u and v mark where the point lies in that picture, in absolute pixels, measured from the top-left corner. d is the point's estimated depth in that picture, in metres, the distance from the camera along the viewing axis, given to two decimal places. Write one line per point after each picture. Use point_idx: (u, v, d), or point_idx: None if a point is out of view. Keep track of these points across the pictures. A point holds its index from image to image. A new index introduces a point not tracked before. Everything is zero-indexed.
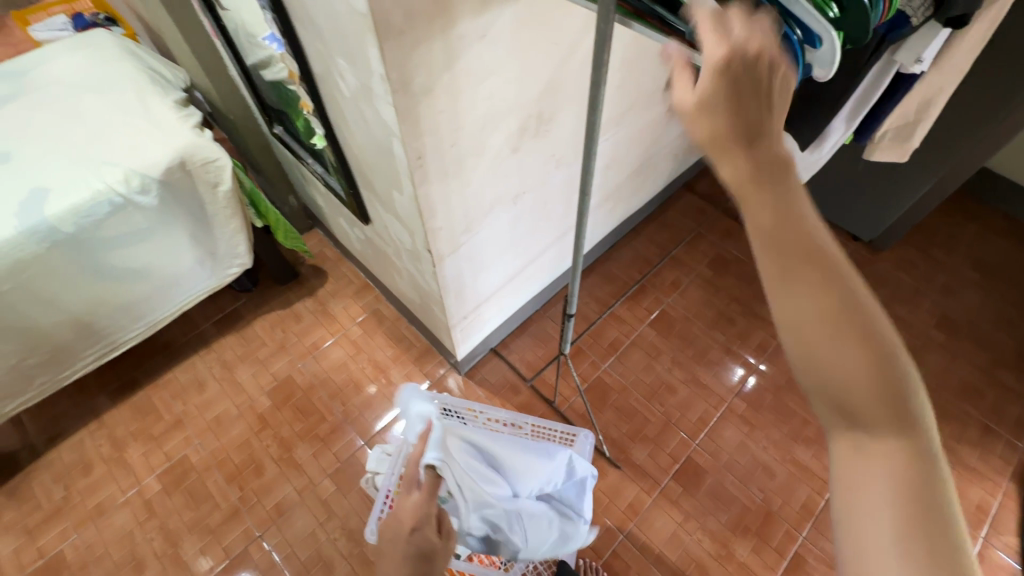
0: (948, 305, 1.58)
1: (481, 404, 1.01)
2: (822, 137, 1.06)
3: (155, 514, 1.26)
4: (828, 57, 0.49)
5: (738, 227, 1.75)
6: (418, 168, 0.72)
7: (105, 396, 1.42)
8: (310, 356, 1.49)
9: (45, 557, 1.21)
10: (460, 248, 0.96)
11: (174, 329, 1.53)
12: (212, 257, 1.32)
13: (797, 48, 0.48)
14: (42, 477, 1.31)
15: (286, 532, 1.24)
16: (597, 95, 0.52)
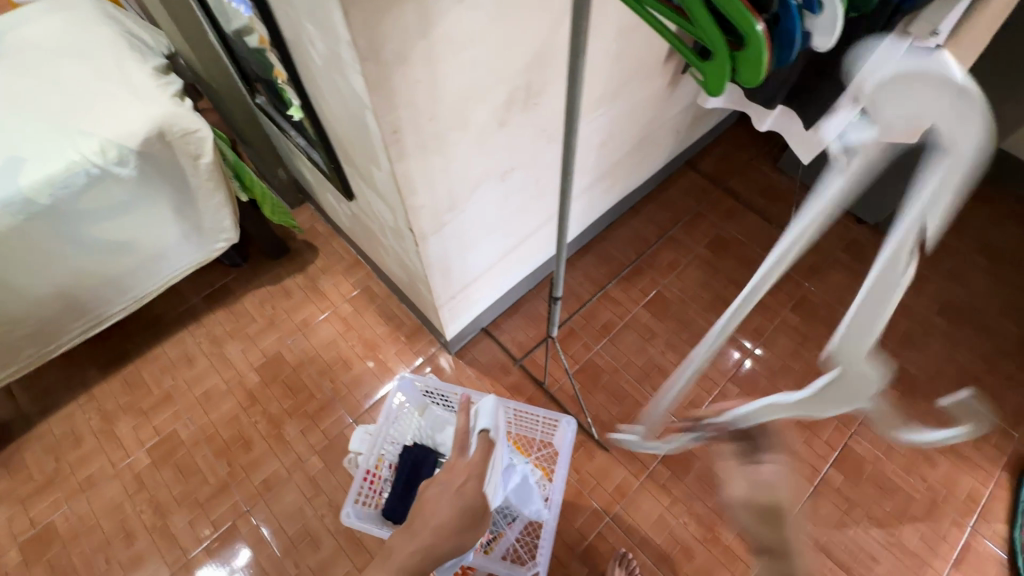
0: (952, 291, 1.54)
1: (464, 388, 0.98)
2: (829, 115, 1.00)
3: (144, 487, 1.27)
4: (829, 24, 0.48)
5: (740, 207, 1.70)
6: (394, 144, 0.68)
7: (95, 369, 1.41)
8: (299, 332, 1.48)
9: (37, 526, 1.23)
10: (445, 226, 0.93)
11: (163, 303, 1.51)
12: (198, 231, 1.29)
13: (799, 17, 0.46)
14: (33, 448, 1.32)
15: (273, 507, 1.25)
16: (575, 68, 0.48)
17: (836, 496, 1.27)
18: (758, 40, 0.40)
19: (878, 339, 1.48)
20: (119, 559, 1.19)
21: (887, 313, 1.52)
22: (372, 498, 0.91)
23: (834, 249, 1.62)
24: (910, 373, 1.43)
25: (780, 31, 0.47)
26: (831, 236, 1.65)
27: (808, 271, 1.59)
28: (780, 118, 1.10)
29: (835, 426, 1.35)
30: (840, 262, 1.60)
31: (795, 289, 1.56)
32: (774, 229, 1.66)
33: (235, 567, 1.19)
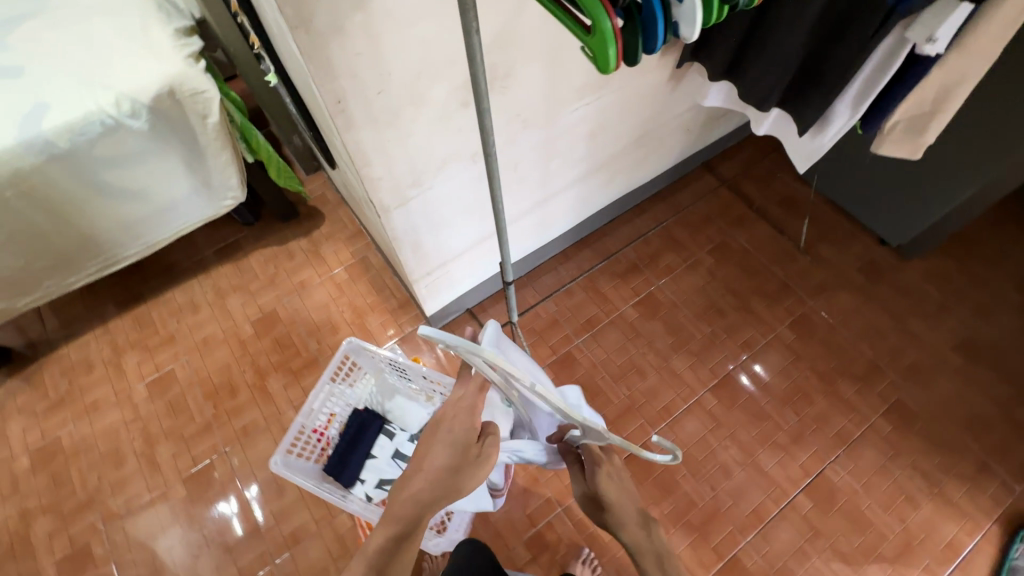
0: (973, 327, 1.43)
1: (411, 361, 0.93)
2: (826, 120, 0.95)
3: (139, 417, 1.38)
4: (692, 15, 0.51)
5: (753, 215, 1.63)
6: (340, 114, 0.71)
7: (112, 305, 1.54)
8: (296, 293, 1.55)
9: (46, 438, 1.37)
10: (411, 201, 0.95)
11: (179, 252, 1.62)
12: (207, 187, 1.36)
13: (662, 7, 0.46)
14: (52, 370, 1.46)
15: (248, 452, 1.33)
16: (470, 47, 0.48)
17: (801, 523, 1.22)
18: (606, 31, 0.41)
19: (879, 368, 1.39)
20: (110, 478, 1.31)
21: (894, 342, 1.42)
22: (316, 452, 0.97)
23: (847, 269, 1.53)
24: (908, 408, 1.34)
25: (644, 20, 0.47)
26: (847, 255, 1.55)
27: (815, 288, 1.51)
28: (778, 123, 1.05)
29: (813, 452, 1.29)
30: (852, 283, 1.51)
31: (796, 306, 1.49)
32: (784, 241, 1.58)
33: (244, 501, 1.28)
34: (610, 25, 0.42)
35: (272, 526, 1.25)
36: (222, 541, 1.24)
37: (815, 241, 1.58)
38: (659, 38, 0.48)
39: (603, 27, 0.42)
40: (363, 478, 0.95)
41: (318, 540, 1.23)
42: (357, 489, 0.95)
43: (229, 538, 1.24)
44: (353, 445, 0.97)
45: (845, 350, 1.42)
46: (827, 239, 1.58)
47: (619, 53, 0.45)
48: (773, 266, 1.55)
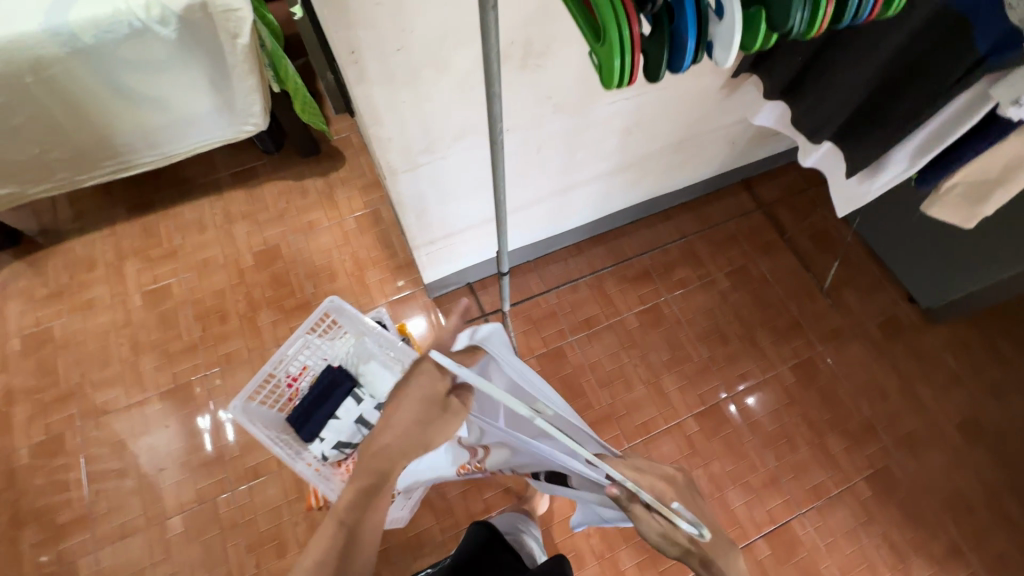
0: (984, 408, 1.35)
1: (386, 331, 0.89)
2: (879, 167, 0.85)
3: (130, 324, 1.40)
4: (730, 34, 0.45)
5: (782, 245, 1.54)
6: (352, 65, 0.66)
7: (123, 209, 1.55)
8: (302, 233, 1.53)
9: (39, 326, 1.40)
10: (419, 168, 0.90)
11: (196, 168, 1.61)
12: (229, 108, 1.32)
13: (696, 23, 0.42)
14: (56, 261, 1.48)
15: (226, 379, 1.35)
16: (485, 22, 0.43)
17: (753, 566, 1.20)
18: (615, 44, 0.41)
19: (873, 429, 1.33)
20: (93, 377, 1.35)
21: (896, 406, 1.36)
22: (285, 398, 0.98)
23: (867, 321, 1.45)
24: (893, 476, 1.29)
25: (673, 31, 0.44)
26: (870, 306, 1.47)
27: (827, 334, 1.44)
28: (827, 158, 0.96)
29: (783, 499, 1.26)
30: (867, 337, 1.43)
31: (804, 348, 1.42)
32: (808, 279, 1.50)
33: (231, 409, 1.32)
34: (623, 36, 0.41)
35: (237, 456, 1.27)
36: (186, 460, 1.27)
37: (841, 285, 1.49)
38: (689, 56, 0.44)
39: (614, 38, 0.41)
40: (322, 436, 0.95)
41: (277, 479, 1.25)
42: (314, 445, 0.95)
43: (194, 460, 1.27)
44: (319, 401, 0.96)
45: (843, 404, 1.36)
46: (853, 286, 1.49)
47: (632, 66, 0.43)
48: (790, 302, 1.47)
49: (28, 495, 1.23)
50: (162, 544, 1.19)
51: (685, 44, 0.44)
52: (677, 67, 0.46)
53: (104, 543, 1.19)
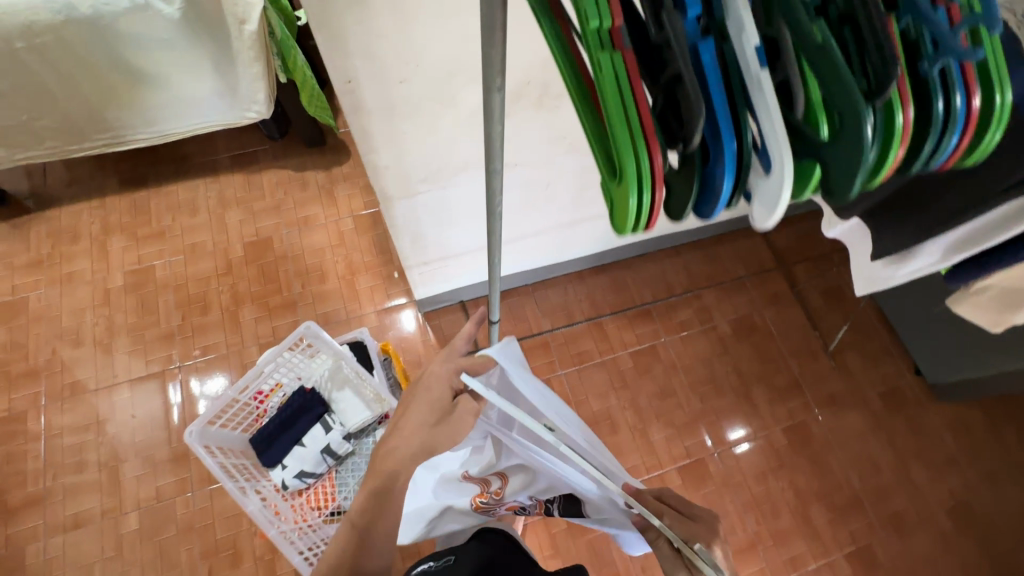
0: (979, 495, 1.30)
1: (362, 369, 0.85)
2: (907, 254, 0.79)
3: (108, 304, 1.36)
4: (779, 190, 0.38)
5: (790, 297, 1.48)
6: (348, 94, 0.60)
7: (114, 181, 1.49)
8: (296, 227, 1.47)
9: (14, 295, 1.35)
10: (418, 195, 0.84)
11: (194, 146, 1.54)
12: (232, 93, 1.26)
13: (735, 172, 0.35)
14: (39, 228, 1.43)
15: (200, 374, 1.30)
16: (489, 103, 0.37)
17: None
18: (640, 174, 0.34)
19: (860, 504, 1.29)
20: (63, 355, 1.30)
21: (887, 482, 1.31)
22: (253, 417, 0.93)
23: (868, 389, 1.40)
24: (874, 555, 1.24)
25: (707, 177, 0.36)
26: (873, 373, 1.42)
27: (826, 398, 1.38)
28: (852, 233, 0.90)
29: (758, 567, 1.22)
30: (867, 405, 1.38)
31: (799, 410, 1.37)
32: (813, 337, 1.44)
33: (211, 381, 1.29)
34: (642, 172, 0.34)
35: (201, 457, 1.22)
36: (150, 454, 1.23)
37: (846, 347, 1.44)
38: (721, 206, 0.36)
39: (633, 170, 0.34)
40: (285, 463, 0.90)
41: None
42: (277, 471, 0.90)
43: (158, 455, 1.22)
44: (286, 424, 0.91)
45: (832, 473, 1.31)
46: (859, 350, 1.44)
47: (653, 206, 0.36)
48: (791, 359, 1.42)
49: None
50: (115, 540, 1.15)
51: (721, 189, 0.36)
52: (706, 214, 0.38)
53: (55, 532, 1.15)
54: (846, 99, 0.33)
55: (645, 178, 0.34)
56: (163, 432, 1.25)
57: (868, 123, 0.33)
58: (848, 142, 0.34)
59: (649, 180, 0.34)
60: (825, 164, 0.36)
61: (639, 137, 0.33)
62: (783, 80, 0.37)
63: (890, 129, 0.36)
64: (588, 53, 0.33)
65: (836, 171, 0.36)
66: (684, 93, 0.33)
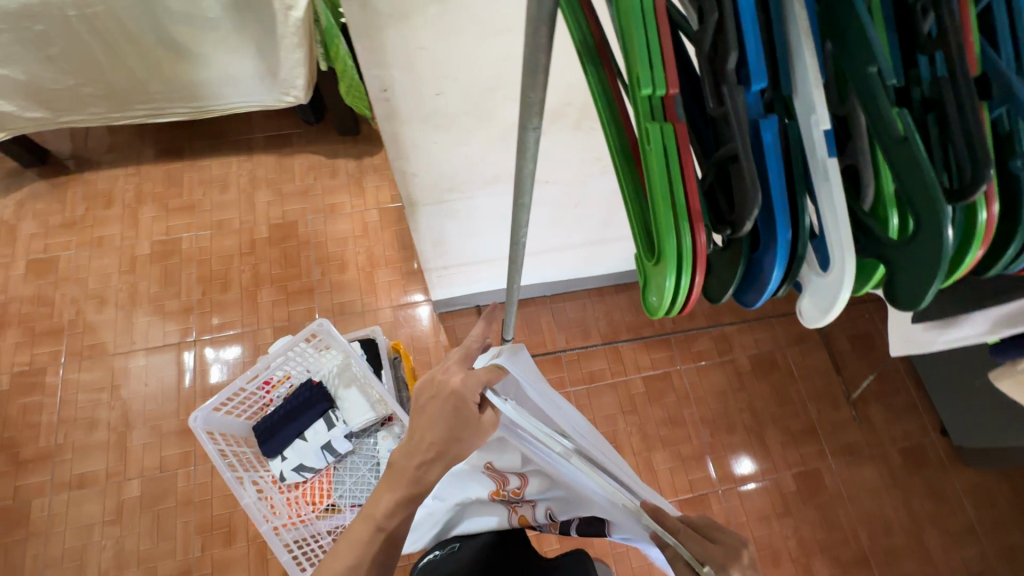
0: (994, 569, 1.24)
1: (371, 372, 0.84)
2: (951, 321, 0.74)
3: (133, 271, 1.38)
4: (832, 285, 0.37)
5: (816, 338, 1.43)
6: (383, 102, 0.59)
7: (152, 150, 1.51)
8: (322, 214, 1.48)
9: (46, 253, 1.39)
10: (443, 203, 0.83)
11: (232, 123, 1.56)
12: (272, 76, 1.26)
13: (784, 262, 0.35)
14: (76, 190, 1.46)
15: (214, 350, 1.31)
16: (523, 141, 0.36)
17: None
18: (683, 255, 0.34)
19: (866, 562, 1.24)
20: (86, 317, 1.33)
21: (897, 543, 1.26)
22: (258, 405, 0.93)
23: (888, 443, 1.34)
24: None
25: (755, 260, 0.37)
26: (895, 427, 1.36)
27: (842, 447, 1.33)
28: None
29: None
30: (885, 460, 1.32)
31: (812, 456, 1.32)
32: (836, 383, 1.39)
33: (222, 357, 1.31)
34: (684, 253, 0.34)
35: None
36: (158, 423, 1.25)
37: (870, 397, 1.38)
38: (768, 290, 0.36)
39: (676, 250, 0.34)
40: (285, 455, 0.90)
41: None
42: (276, 462, 0.90)
43: (164, 425, 1.24)
44: (290, 416, 0.91)
45: (840, 526, 1.26)
46: (882, 402, 1.38)
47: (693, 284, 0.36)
48: (810, 403, 1.37)
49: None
50: (115, 504, 1.18)
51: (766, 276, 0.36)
52: (751, 298, 0.38)
53: (60, 489, 1.18)
54: (924, 198, 0.30)
55: (685, 257, 0.34)
56: (172, 405, 1.26)
57: (949, 227, 0.30)
58: (922, 244, 0.32)
59: (688, 258, 0.34)
60: (889, 263, 0.35)
61: (683, 217, 0.33)
62: (853, 163, 0.36)
63: (967, 224, 0.36)
64: (637, 122, 0.32)
65: (902, 272, 0.34)
66: (739, 173, 0.32)
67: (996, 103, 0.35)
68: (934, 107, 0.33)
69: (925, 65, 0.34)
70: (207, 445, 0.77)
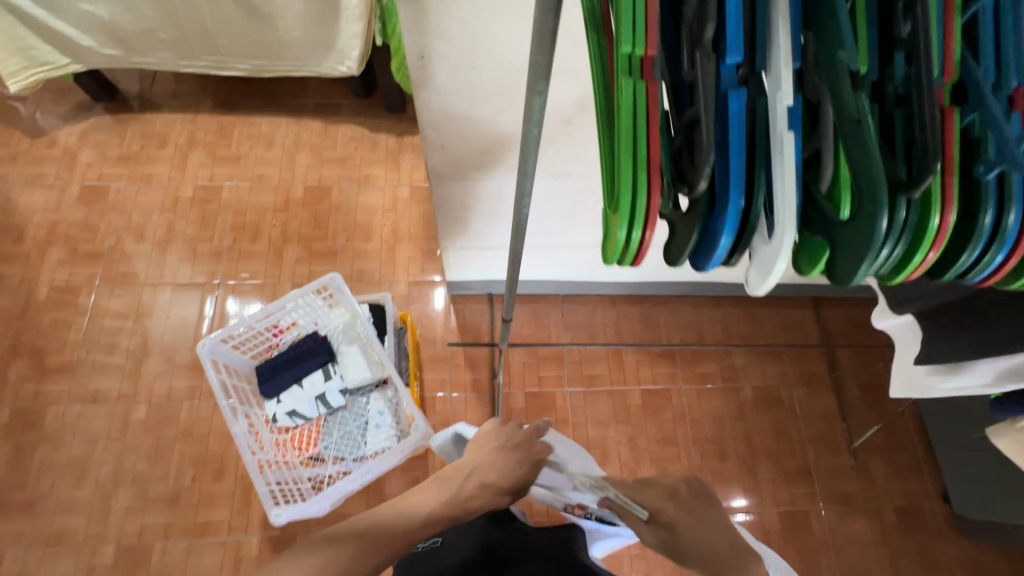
0: None
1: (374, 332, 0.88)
2: (956, 370, 0.74)
3: (174, 211, 1.46)
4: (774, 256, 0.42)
5: (825, 381, 1.40)
6: (420, 70, 0.62)
7: (209, 101, 1.60)
8: (356, 183, 1.53)
9: (99, 182, 1.48)
10: (466, 181, 0.86)
11: (286, 86, 1.63)
12: (330, 45, 1.32)
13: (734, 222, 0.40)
14: (135, 128, 1.55)
15: (234, 296, 1.38)
16: (527, 106, 0.37)
17: None
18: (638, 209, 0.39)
19: None
20: (124, 246, 1.41)
21: None
22: (264, 349, 0.97)
23: (885, 499, 1.30)
24: None
25: (710, 226, 0.42)
26: (895, 484, 1.31)
27: (835, 495, 1.30)
28: (902, 330, 0.84)
29: None
30: (878, 516, 1.28)
31: (802, 498, 1.29)
32: (839, 428, 1.35)
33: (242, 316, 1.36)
34: (638, 208, 0.39)
35: None
36: (172, 355, 1.31)
37: (873, 449, 1.34)
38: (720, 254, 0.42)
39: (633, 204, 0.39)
40: (281, 398, 0.94)
41: None
42: (272, 403, 0.94)
43: (178, 358, 1.31)
44: (291, 363, 0.95)
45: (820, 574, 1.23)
46: (885, 456, 1.34)
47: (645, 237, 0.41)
48: (808, 445, 1.34)
49: (31, 330, 1.31)
50: (122, 423, 1.24)
51: (719, 241, 0.41)
52: (702, 259, 0.43)
53: (75, 401, 1.26)
54: (867, 176, 0.38)
55: (640, 213, 0.39)
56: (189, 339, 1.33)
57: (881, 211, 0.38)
58: (859, 224, 0.40)
59: (643, 216, 0.39)
60: (834, 242, 0.42)
61: (642, 170, 0.38)
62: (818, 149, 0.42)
63: (921, 229, 0.42)
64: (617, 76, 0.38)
65: (843, 248, 0.42)
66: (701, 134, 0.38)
67: (968, 109, 0.43)
68: (903, 104, 0.41)
69: (899, 63, 0.41)
70: (209, 372, 0.82)
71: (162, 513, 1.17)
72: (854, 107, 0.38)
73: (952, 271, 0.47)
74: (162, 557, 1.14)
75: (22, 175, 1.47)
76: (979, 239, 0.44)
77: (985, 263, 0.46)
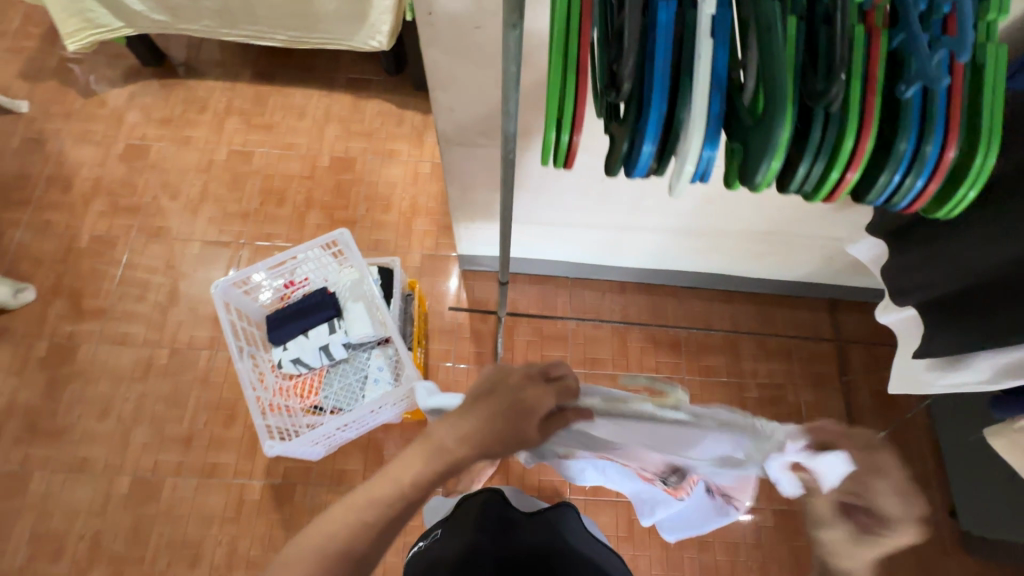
0: None
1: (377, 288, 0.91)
2: (956, 366, 0.72)
3: (208, 172, 1.54)
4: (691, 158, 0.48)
5: (835, 384, 1.36)
6: (428, 27, 0.65)
7: (248, 71, 1.67)
8: (380, 156, 1.57)
9: (142, 141, 1.57)
10: (475, 147, 0.88)
11: (321, 60, 1.69)
12: (362, 19, 1.36)
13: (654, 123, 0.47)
14: (179, 92, 1.64)
15: (257, 255, 1.44)
16: (503, 39, 0.39)
17: None
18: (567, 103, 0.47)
19: None
20: (160, 202, 1.50)
21: None
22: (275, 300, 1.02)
23: None
24: None
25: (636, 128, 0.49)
26: None
27: None
28: (905, 325, 0.82)
29: None
30: None
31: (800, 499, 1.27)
32: None
33: None
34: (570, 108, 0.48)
35: None
36: (195, 307, 1.39)
37: None
38: (645, 153, 0.50)
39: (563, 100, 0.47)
40: (286, 346, 0.99)
41: None
42: (278, 350, 0.99)
43: (200, 310, 1.38)
44: (299, 314, 1.00)
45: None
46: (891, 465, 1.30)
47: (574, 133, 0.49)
48: None
49: (70, 274, 1.41)
50: (145, 365, 1.32)
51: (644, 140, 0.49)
52: (633, 161, 0.51)
53: (105, 342, 1.34)
54: (775, 82, 0.44)
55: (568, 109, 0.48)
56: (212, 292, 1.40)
57: (783, 115, 0.45)
58: (768, 127, 0.46)
59: (574, 112, 0.48)
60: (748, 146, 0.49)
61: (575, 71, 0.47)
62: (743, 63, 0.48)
63: (837, 148, 0.49)
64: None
65: (753, 151, 0.49)
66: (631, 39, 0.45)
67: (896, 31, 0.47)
68: (826, 23, 0.46)
69: None
70: (220, 312, 0.87)
71: (175, 452, 1.24)
72: (769, 21, 0.44)
73: (872, 191, 0.53)
74: (171, 492, 1.21)
75: (73, 131, 1.58)
76: (896, 162, 0.49)
77: (908, 188, 0.51)
